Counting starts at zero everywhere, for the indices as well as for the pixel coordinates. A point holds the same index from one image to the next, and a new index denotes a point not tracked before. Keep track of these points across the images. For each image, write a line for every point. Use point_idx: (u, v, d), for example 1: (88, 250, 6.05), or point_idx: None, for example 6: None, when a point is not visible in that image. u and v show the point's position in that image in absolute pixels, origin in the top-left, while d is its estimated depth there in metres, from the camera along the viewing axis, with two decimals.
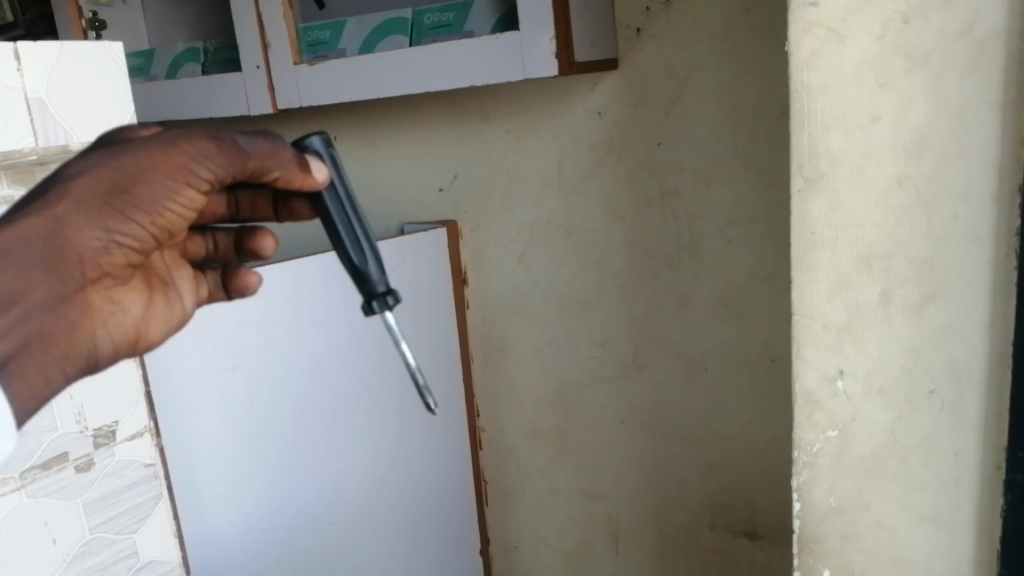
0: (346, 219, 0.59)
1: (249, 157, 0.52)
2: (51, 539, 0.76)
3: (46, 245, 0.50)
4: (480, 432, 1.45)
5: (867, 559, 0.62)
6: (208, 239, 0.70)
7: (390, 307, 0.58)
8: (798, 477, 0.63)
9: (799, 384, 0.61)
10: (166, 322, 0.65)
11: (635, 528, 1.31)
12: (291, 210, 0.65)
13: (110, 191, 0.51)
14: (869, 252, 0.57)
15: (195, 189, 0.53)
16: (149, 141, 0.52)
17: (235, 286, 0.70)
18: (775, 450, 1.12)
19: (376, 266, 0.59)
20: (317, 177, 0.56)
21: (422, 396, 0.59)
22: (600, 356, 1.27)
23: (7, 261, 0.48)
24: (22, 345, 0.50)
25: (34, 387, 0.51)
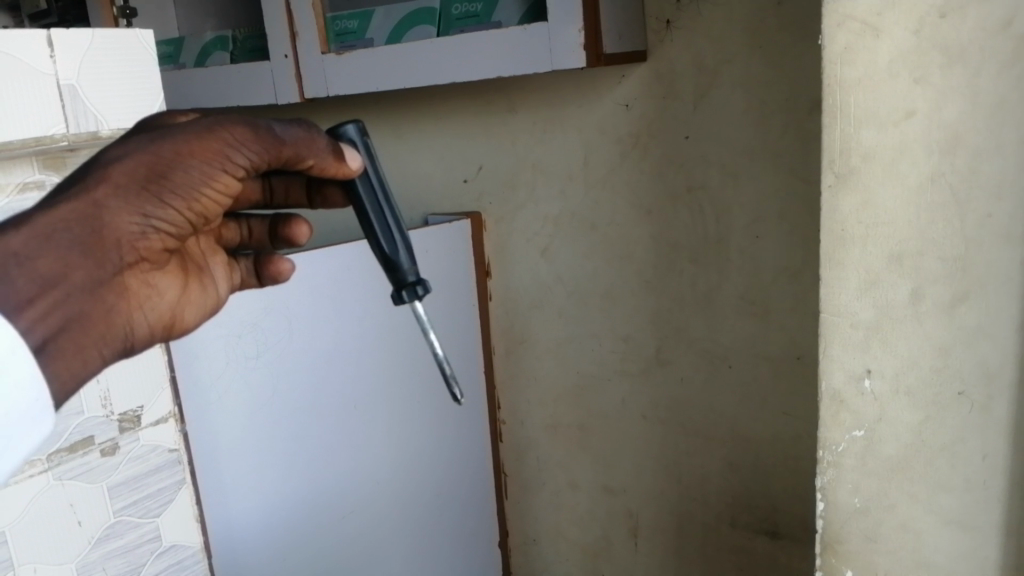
0: (378, 207, 0.63)
1: (285, 144, 0.55)
2: (75, 521, 0.77)
3: (86, 229, 0.49)
4: (500, 424, 1.45)
5: (891, 561, 0.61)
6: (242, 225, 0.71)
7: (419, 296, 0.62)
8: (822, 476, 0.62)
9: (824, 383, 0.60)
10: (200, 308, 0.65)
11: (655, 523, 1.31)
12: (324, 198, 0.67)
13: (149, 177, 0.51)
14: (900, 250, 0.56)
15: (231, 175, 0.54)
16: (185, 128, 0.53)
17: (269, 273, 0.72)
18: (799, 449, 1.11)
19: (406, 254, 0.64)
20: (351, 165, 0.60)
21: (449, 385, 0.61)
22: (622, 350, 1.26)
23: (48, 244, 0.48)
24: (61, 328, 0.49)
25: (73, 370, 0.50)
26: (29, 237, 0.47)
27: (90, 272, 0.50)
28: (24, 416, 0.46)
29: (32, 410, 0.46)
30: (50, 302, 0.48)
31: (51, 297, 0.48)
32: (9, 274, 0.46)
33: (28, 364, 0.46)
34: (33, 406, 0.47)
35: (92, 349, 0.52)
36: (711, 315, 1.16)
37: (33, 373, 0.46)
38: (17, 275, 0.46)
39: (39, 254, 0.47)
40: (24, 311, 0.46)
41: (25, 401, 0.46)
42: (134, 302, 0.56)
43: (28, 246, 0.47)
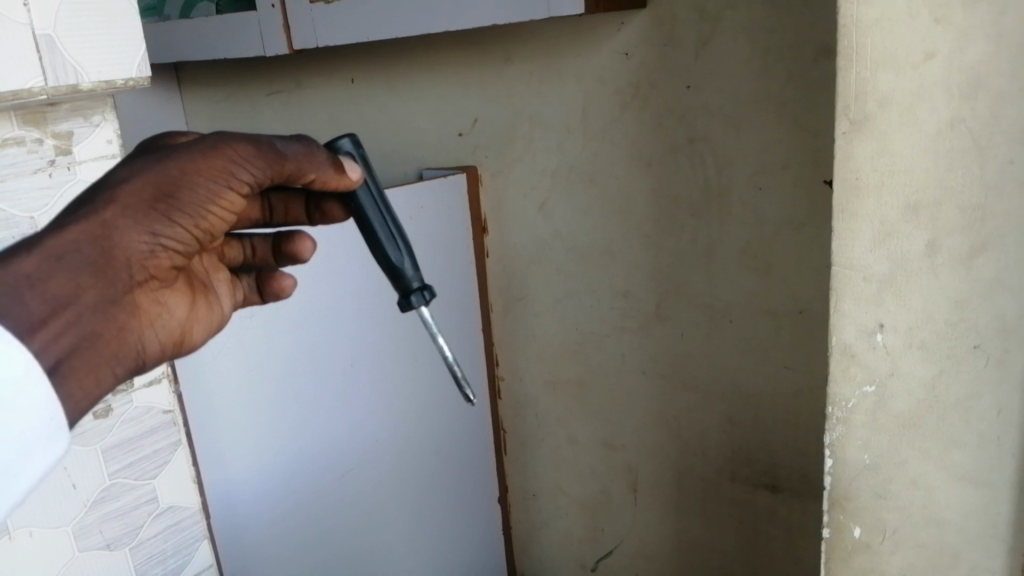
0: (381, 216, 0.65)
1: (288, 159, 0.57)
2: (70, 484, 0.76)
3: (96, 249, 0.50)
4: (498, 381, 1.44)
5: (902, 517, 0.60)
6: (245, 244, 0.71)
7: (428, 301, 0.64)
8: (831, 433, 0.60)
9: (835, 337, 0.58)
10: (206, 325, 0.65)
11: (655, 478, 1.30)
12: (323, 213, 0.68)
13: (157, 196, 0.52)
14: (916, 201, 0.54)
15: (237, 191, 0.55)
16: (190, 148, 0.54)
17: (271, 290, 0.72)
18: (801, 404, 1.10)
19: (411, 262, 0.65)
20: (351, 177, 0.62)
21: (461, 388, 0.63)
22: (621, 307, 1.25)
23: (59, 265, 0.48)
24: (74, 347, 0.49)
25: (87, 389, 0.50)
26: (40, 259, 0.47)
27: (101, 292, 0.50)
28: (38, 438, 0.45)
29: (45, 432, 0.45)
30: (61, 323, 0.48)
31: (63, 317, 0.48)
32: (22, 296, 0.46)
33: (42, 384, 0.45)
34: (47, 428, 0.46)
35: (104, 368, 0.52)
36: (711, 268, 1.14)
37: (48, 395, 0.45)
38: (29, 297, 0.46)
39: (50, 275, 0.47)
40: (37, 331, 0.46)
41: (40, 421, 0.45)
42: (143, 318, 0.56)
43: (40, 267, 0.47)
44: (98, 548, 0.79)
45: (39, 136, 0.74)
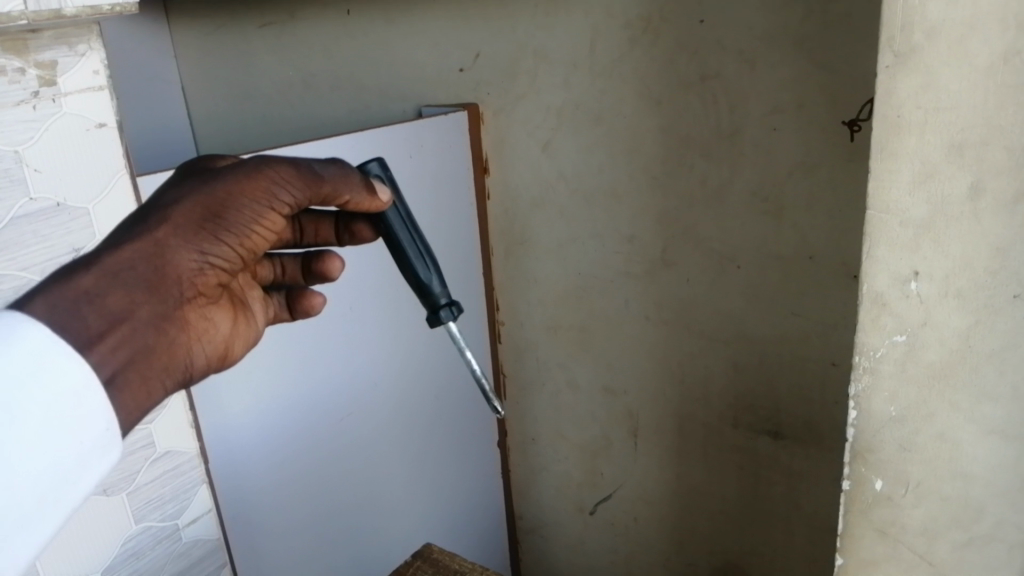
0: (411, 236, 0.69)
1: (324, 180, 0.61)
2: None
3: (150, 266, 0.51)
4: (499, 326, 1.41)
5: (925, 470, 0.57)
6: (276, 264, 0.74)
7: (456, 316, 0.70)
8: (856, 385, 0.57)
9: (866, 286, 0.54)
10: (245, 341, 0.67)
11: (656, 424, 1.29)
12: (352, 233, 0.73)
13: (205, 216, 0.54)
14: (961, 140, 0.50)
15: (278, 211, 0.58)
16: (235, 171, 0.57)
17: (302, 307, 0.74)
18: (807, 350, 1.09)
19: (438, 280, 0.71)
20: (380, 199, 0.66)
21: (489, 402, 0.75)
22: (626, 252, 1.22)
23: (116, 281, 0.49)
24: (128, 361, 0.49)
25: (137, 400, 0.50)
26: (98, 276, 0.48)
27: (155, 308, 0.51)
28: (94, 446, 0.47)
29: (99, 439, 0.47)
30: (117, 338, 0.48)
31: (119, 332, 0.48)
32: (81, 311, 0.46)
33: (99, 398, 0.47)
34: (101, 436, 0.47)
35: (154, 380, 0.52)
36: (720, 211, 1.11)
37: (103, 405, 0.47)
38: (88, 312, 0.47)
39: (108, 291, 0.48)
40: (94, 347, 0.47)
41: (95, 431, 0.47)
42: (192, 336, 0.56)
43: (98, 283, 0.48)
44: (94, 495, 0.77)
45: (21, 65, 0.70)
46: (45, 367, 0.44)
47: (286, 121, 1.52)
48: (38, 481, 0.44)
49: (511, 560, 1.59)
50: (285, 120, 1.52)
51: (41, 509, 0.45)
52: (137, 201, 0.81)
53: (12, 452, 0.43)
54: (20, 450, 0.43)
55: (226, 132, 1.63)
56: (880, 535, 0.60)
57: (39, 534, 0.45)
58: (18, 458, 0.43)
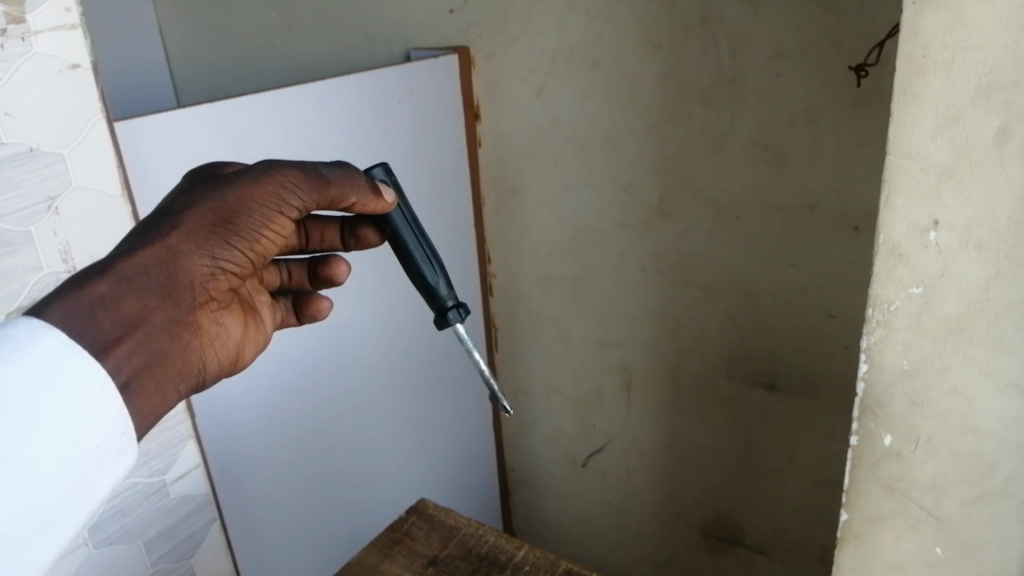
0: (416, 237, 0.69)
1: (332, 183, 0.62)
2: None
3: (163, 272, 0.54)
4: (490, 278, 1.39)
5: (937, 426, 0.55)
6: (282, 270, 0.76)
7: (464, 316, 0.69)
8: (869, 337, 0.55)
9: (883, 235, 0.52)
10: (255, 345, 0.69)
11: (650, 377, 1.28)
12: (357, 238, 0.75)
13: (216, 221, 0.58)
14: (990, 81, 0.47)
15: (287, 215, 0.61)
16: (244, 177, 0.60)
17: (309, 311, 0.76)
18: (805, 302, 1.08)
19: (444, 280, 0.70)
20: (387, 200, 0.67)
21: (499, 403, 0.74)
22: (622, 202, 1.19)
23: (131, 286, 0.52)
24: (146, 364, 0.52)
25: (154, 405, 0.53)
26: (112, 282, 0.51)
27: (169, 313, 0.54)
28: (110, 452, 0.48)
29: (115, 445, 0.48)
30: (134, 342, 0.51)
31: (136, 336, 0.51)
32: (98, 316, 0.49)
33: (115, 400, 0.48)
34: (117, 441, 0.49)
35: (171, 385, 0.55)
36: (718, 160, 1.08)
37: (118, 408, 0.48)
38: (103, 317, 0.49)
39: (124, 296, 0.51)
40: (112, 349, 0.49)
41: (111, 434, 0.48)
42: (205, 341, 0.60)
43: (113, 290, 0.51)
44: None
45: None
46: (61, 370, 0.46)
47: (267, 64, 1.47)
48: (54, 484, 0.45)
49: (501, 511, 1.59)
50: (267, 63, 1.47)
51: (58, 515, 0.46)
52: (114, 148, 0.78)
53: (29, 454, 0.44)
54: (36, 452, 0.44)
55: (205, 74, 1.57)
56: (887, 490, 0.59)
57: (54, 540, 0.46)
58: (32, 461, 0.44)
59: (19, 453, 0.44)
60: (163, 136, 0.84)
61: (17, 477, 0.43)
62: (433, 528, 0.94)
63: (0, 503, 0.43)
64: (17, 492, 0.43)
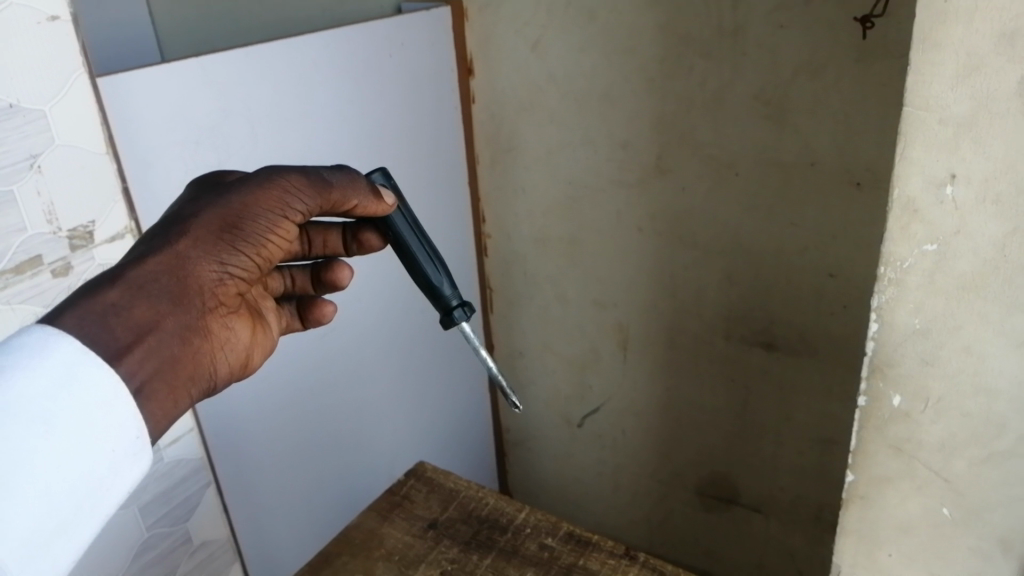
0: (418, 239, 0.70)
1: (334, 187, 0.61)
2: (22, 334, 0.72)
3: (172, 279, 0.55)
4: (485, 239, 1.37)
5: (948, 386, 0.54)
6: (286, 276, 0.75)
7: (469, 315, 0.70)
8: (880, 296, 0.54)
9: (898, 190, 0.51)
10: (263, 350, 0.67)
11: (647, 337, 1.27)
12: (359, 243, 0.73)
13: (223, 227, 0.57)
14: (1014, 27, 0.45)
15: (292, 220, 0.60)
16: (249, 182, 0.59)
17: (313, 316, 0.75)
18: (805, 261, 1.07)
19: (448, 281, 0.70)
20: (386, 202, 0.66)
21: (507, 397, 0.75)
22: (619, 159, 1.17)
23: (141, 294, 0.53)
24: (156, 369, 0.53)
25: (166, 407, 0.54)
26: (123, 290, 0.52)
27: (179, 319, 0.55)
28: (125, 455, 0.51)
29: (130, 448, 0.51)
30: (144, 349, 0.52)
31: (146, 343, 0.52)
32: (110, 324, 0.51)
33: (128, 406, 0.50)
34: (132, 445, 0.51)
35: (182, 389, 0.56)
36: (718, 116, 1.06)
37: (131, 414, 0.51)
38: (115, 324, 0.51)
39: (133, 304, 0.52)
40: (123, 357, 0.51)
41: (126, 439, 0.50)
42: (218, 345, 0.60)
43: (123, 298, 0.52)
44: None
45: None
46: (75, 378, 0.48)
47: (254, 17, 1.43)
48: (73, 486, 0.48)
49: (497, 471, 1.59)
50: (254, 17, 1.43)
51: (77, 514, 0.49)
52: (98, 103, 0.75)
53: (47, 459, 0.47)
54: (56, 457, 0.47)
55: (190, 27, 1.52)
56: (894, 451, 0.58)
57: (73, 539, 0.49)
58: (51, 466, 0.47)
59: (38, 458, 0.46)
60: (148, 92, 0.81)
61: (37, 481, 0.46)
62: (432, 492, 0.94)
63: (21, 504, 0.46)
64: (36, 495, 0.46)
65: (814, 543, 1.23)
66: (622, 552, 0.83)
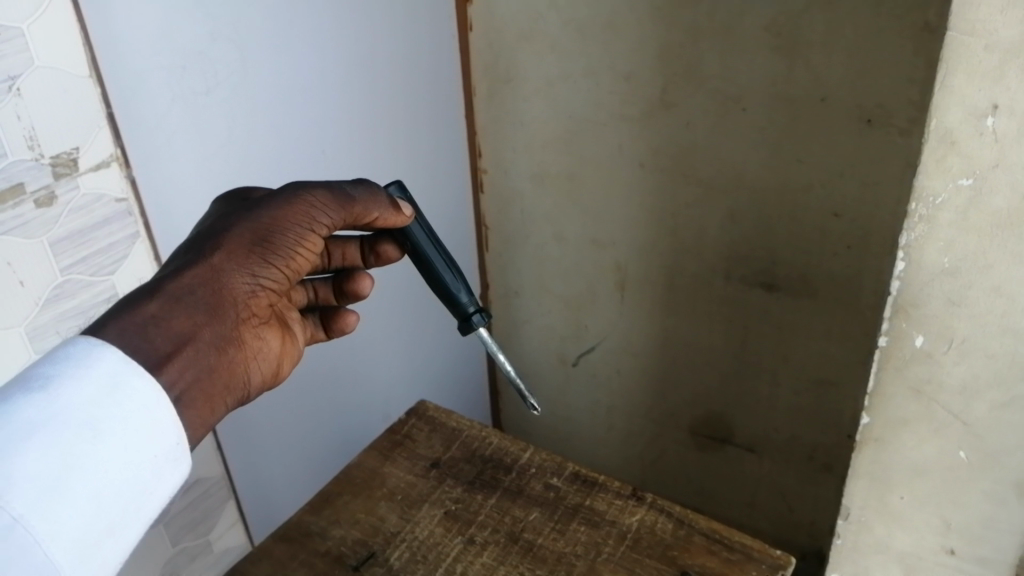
0: (435, 248, 0.72)
1: (356, 201, 0.64)
2: (5, 264, 0.69)
3: (208, 291, 0.57)
4: (481, 174, 1.34)
5: (973, 325, 0.56)
6: (309, 288, 0.77)
7: (485, 320, 0.72)
8: (909, 234, 0.55)
9: (936, 121, 0.51)
10: (294, 358, 0.69)
11: (644, 277, 1.25)
12: (378, 254, 0.75)
13: (254, 242, 0.60)
14: None
15: (318, 233, 0.62)
16: (277, 198, 0.62)
17: (337, 326, 0.77)
18: (809, 199, 1.04)
19: (465, 289, 0.72)
20: (405, 213, 0.68)
21: (524, 399, 0.77)
22: (622, 92, 1.13)
23: (178, 305, 0.55)
24: (195, 378, 0.55)
25: (204, 416, 0.56)
26: (161, 302, 0.54)
27: (215, 330, 0.57)
28: (167, 460, 0.51)
29: (172, 453, 0.51)
30: (184, 359, 0.55)
31: (185, 353, 0.55)
32: (149, 334, 0.53)
33: (168, 412, 0.51)
34: (173, 450, 0.52)
35: (219, 397, 0.58)
36: (727, 47, 1.02)
37: (171, 420, 0.51)
38: (154, 335, 0.53)
39: (172, 315, 0.55)
40: (164, 365, 0.53)
41: (168, 444, 0.51)
42: (249, 355, 0.61)
43: (162, 309, 0.54)
44: None
45: None
46: (118, 388, 0.49)
47: None
48: (120, 493, 0.48)
49: (491, 409, 1.59)
50: None
51: (124, 518, 0.49)
52: (80, 22, 0.70)
53: (94, 466, 0.47)
54: (101, 464, 0.48)
55: None
56: (914, 393, 0.60)
57: (119, 543, 0.49)
58: (98, 472, 0.47)
59: (83, 465, 0.47)
60: (131, 11, 0.76)
61: (85, 487, 0.47)
62: (434, 431, 0.93)
63: (70, 507, 0.46)
64: (85, 501, 0.47)
65: (807, 481, 1.24)
66: (628, 492, 0.82)
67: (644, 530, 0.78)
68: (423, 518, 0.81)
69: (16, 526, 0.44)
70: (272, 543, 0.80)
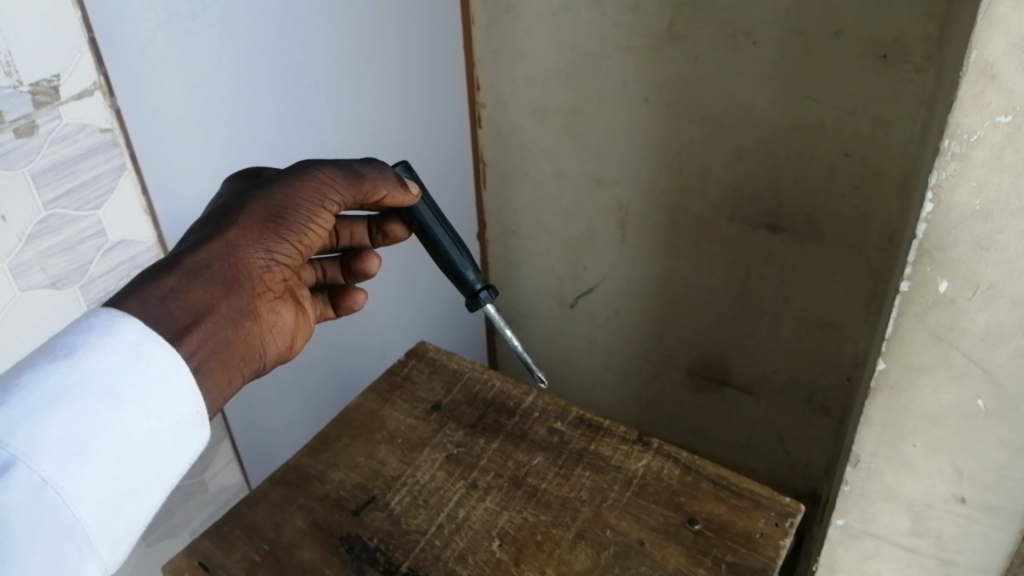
0: (442, 227, 0.73)
1: (366, 178, 0.64)
2: None
3: (225, 265, 0.56)
4: (480, 108, 1.30)
5: (1003, 270, 0.55)
6: (317, 267, 0.77)
7: (493, 296, 0.75)
8: (938, 174, 0.54)
9: (976, 52, 0.49)
10: (306, 335, 0.68)
11: (646, 218, 1.22)
12: (385, 234, 0.76)
13: (268, 217, 0.59)
14: None
15: (330, 210, 0.62)
16: (288, 175, 0.61)
17: (345, 304, 0.75)
18: (819, 136, 1.01)
19: (471, 267, 0.74)
20: (412, 192, 0.69)
21: (531, 372, 0.79)
22: (628, 23, 1.08)
23: (196, 280, 0.54)
24: (214, 351, 0.54)
25: (222, 388, 0.55)
26: (179, 275, 0.53)
27: (232, 304, 0.56)
28: (187, 427, 0.50)
29: (192, 420, 0.51)
30: (203, 332, 0.53)
31: (204, 326, 0.53)
32: (169, 306, 0.52)
33: (188, 381, 0.50)
34: (193, 418, 0.51)
35: (236, 370, 0.57)
36: None
37: (191, 390, 0.51)
38: (174, 307, 0.52)
39: (190, 288, 0.54)
40: (183, 337, 0.52)
41: (189, 412, 0.50)
42: (265, 328, 0.60)
43: (180, 283, 0.53)
44: (45, 287, 0.73)
45: None
46: (142, 355, 0.49)
47: None
48: (143, 460, 0.48)
49: (487, 349, 1.58)
50: None
51: (146, 485, 0.48)
52: None
53: (118, 432, 0.47)
54: (126, 430, 0.47)
55: None
56: (934, 338, 0.60)
57: (141, 509, 0.48)
58: (122, 438, 0.47)
59: (108, 431, 0.46)
60: None
61: (110, 453, 0.46)
62: (435, 373, 0.91)
63: (96, 471, 0.46)
64: (110, 466, 0.46)
65: (804, 423, 1.24)
66: (634, 438, 0.81)
67: (650, 475, 0.77)
68: (424, 462, 0.80)
69: (45, 488, 0.43)
70: (269, 486, 0.79)
